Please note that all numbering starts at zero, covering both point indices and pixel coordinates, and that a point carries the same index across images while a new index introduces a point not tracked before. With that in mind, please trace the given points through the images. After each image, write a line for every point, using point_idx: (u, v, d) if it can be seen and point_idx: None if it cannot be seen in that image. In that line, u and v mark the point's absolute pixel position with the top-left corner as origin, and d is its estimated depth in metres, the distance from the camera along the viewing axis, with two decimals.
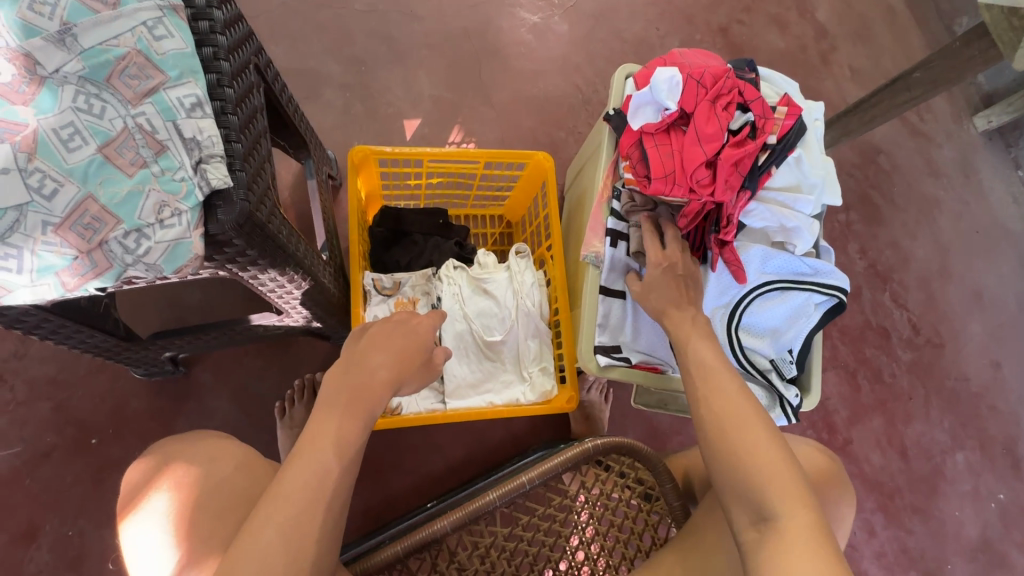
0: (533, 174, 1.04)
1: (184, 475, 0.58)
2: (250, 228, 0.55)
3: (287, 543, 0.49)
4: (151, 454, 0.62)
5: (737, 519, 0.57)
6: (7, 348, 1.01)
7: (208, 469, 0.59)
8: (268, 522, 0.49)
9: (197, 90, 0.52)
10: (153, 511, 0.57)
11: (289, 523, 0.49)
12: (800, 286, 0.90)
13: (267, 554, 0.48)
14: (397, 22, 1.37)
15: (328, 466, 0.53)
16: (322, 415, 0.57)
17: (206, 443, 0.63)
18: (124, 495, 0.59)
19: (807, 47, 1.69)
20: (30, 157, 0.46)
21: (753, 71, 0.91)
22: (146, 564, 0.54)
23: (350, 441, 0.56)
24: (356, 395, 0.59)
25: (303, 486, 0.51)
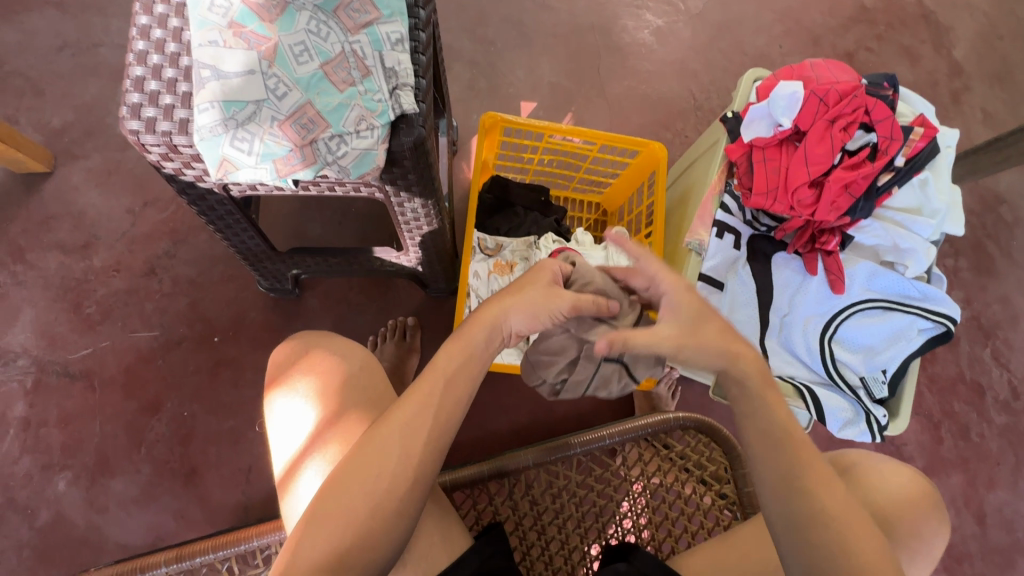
0: (645, 162, 1.08)
1: (315, 364, 0.70)
2: (419, 152, 0.63)
3: (403, 447, 0.55)
4: (294, 339, 0.74)
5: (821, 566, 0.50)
6: (161, 246, 1.16)
7: (341, 364, 0.69)
8: (391, 425, 0.56)
9: (401, 29, 0.60)
10: (299, 386, 0.69)
11: (407, 429, 0.55)
12: (905, 308, 0.89)
13: (384, 446, 0.55)
14: (530, 10, 1.46)
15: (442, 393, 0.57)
16: (448, 347, 0.60)
17: (335, 341, 0.73)
18: (273, 369, 0.72)
19: (937, 83, 1.62)
20: (270, 64, 0.56)
21: (892, 87, 0.89)
22: (279, 430, 0.68)
23: (469, 378, 0.59)
24: (469, 345, 0.60)
25: (421, 408, 0.56)
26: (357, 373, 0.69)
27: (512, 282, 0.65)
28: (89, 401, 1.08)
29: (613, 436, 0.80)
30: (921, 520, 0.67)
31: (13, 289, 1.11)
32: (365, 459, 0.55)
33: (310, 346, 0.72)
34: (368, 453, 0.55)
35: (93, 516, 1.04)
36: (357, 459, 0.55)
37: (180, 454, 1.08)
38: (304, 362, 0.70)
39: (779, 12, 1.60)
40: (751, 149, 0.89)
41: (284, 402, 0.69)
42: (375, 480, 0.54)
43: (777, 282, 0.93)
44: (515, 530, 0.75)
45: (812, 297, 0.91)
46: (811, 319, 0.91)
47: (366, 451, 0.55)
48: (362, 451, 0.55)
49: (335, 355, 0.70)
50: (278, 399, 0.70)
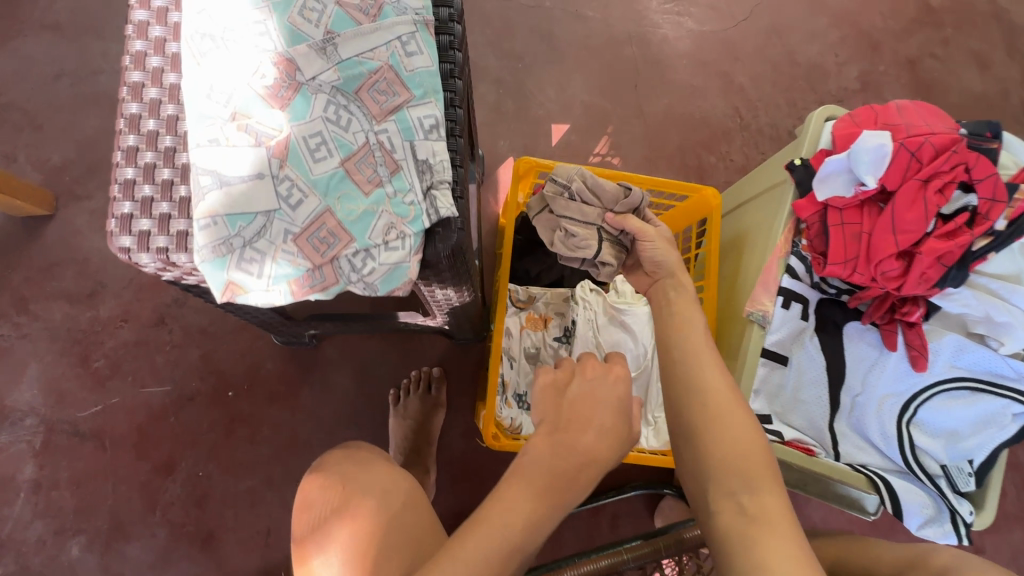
0: (694, 207, 0.98)
1: (353, 507, 0.60)
2: (456, 254, 0.54)
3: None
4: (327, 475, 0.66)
5: (714, 501, 0.51)
6: (170, 293, 1.09)
7: (384, 505, 0.60)
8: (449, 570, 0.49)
9: (436, 111, 0.50)
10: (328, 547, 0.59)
11: None
12: (997, 390, 0.78)
13: None
14: (560, 20, 1.33)
15: (512, 544, 0.50)
16: (512, 485, 0.52)
17: (377, 474, 0.64)
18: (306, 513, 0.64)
19: (1010, 93, 1.46)
20: (282, 164, 0.47)
21: (996, 137, 0.76)
22: None
23: (539, 529, 0.51)
24: (527, 487, 0.52)
25: (482, 559, 0.49)
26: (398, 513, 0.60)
27: (584, 387, 0.58)
28: (101, 462, 1.03)
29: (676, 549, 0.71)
30: None
31: (17, 342, 1.05)
32: None
33: (349, 482, 0.63)
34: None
35: None
36: None
37: (196, 517, 1.03)
38: (342, 504, 0.61)
39: (834, 16, 1.44)
40: (826, 209, 0.78)
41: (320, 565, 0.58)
42: None
43: (849, 359, 0.83)
44: None
45: (886, 372, 0.81)
46: (885, 398, 0.81)
47: None
48: None
49: (369, 493, 0.61)
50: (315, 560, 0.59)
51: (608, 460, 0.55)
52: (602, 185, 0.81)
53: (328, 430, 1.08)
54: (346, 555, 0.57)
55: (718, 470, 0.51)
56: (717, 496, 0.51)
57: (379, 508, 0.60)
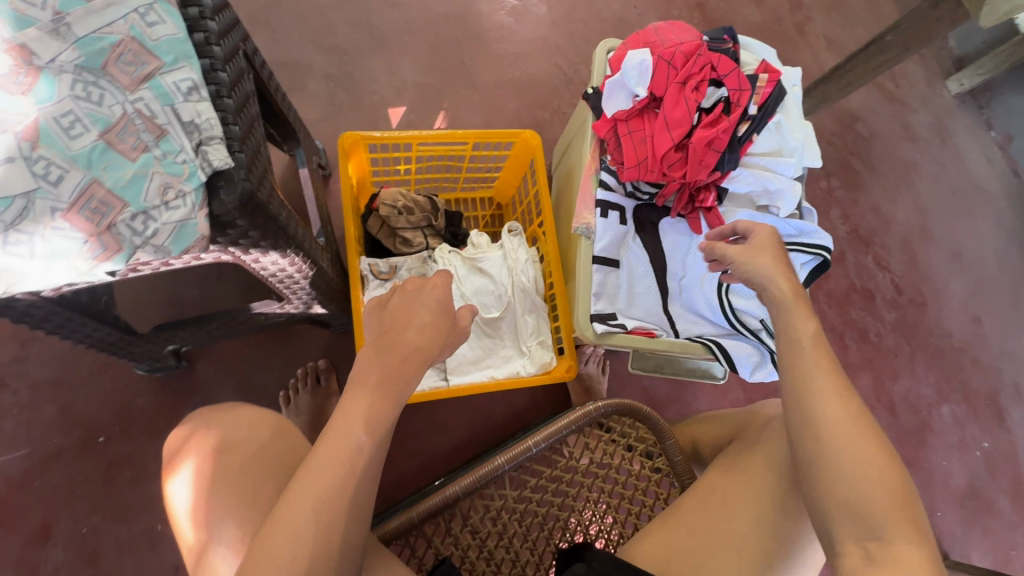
0: (521, 152, 1.06)
1: (215, 443, 0.65)
2: (252, 208, 0.57)
3: (320, 507, 0.52)
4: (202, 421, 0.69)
5: (839, 539, 0.53)
6: (8, 352, 1.01)
7: (250, 436, 0.66)
8: (307, 483, 0.53)
9: (192, 74, 0.53)
10: (189, 475, 0.64)
11: (322, 495, 0.52)
12: (786, 246, 0.92)
13: (298, 513, 0.52)
14: (377, 10, 1.37)
15: (359, 442, 0.56)
16: (352, 397, 0.58)
17: (243, 412, 0.69)
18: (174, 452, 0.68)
19: (782, 19, 1.71)
20: (34, 146, 0.47)
21: (732, 39, 0.91)
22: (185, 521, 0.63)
23: (382, 420, 0.58)
24: (366, 391, 0.59)
25: (336, 466, 0.54)
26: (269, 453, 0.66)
27: (403, 300, 0.68)
28: None
29: (539, 444, 0.77)
30: None
31: None
32: (283, 538, 0.51)
33: (211, 425, 0.67)
34: (284, 518, 0.51)
35: None
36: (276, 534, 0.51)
37: None
38: (201, 444, 0.65)
39: None
40: (615, 123, 0.89)
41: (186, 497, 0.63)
42: (291, 555, 0.50)
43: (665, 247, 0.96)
44: (464, 563, 0.72)
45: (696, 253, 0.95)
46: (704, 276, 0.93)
47: (285, 515, 0.51)
48: (276, 535, 0.51)
49: (240, 437, 0.66)
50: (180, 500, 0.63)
51: (434, 351, 0.65)
52: (397, 196, 1.07)
53: None
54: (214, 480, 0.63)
55: (824, 496, 0.54)
56: (838, 529, 0.54)
57: (251, 440, 0.66)
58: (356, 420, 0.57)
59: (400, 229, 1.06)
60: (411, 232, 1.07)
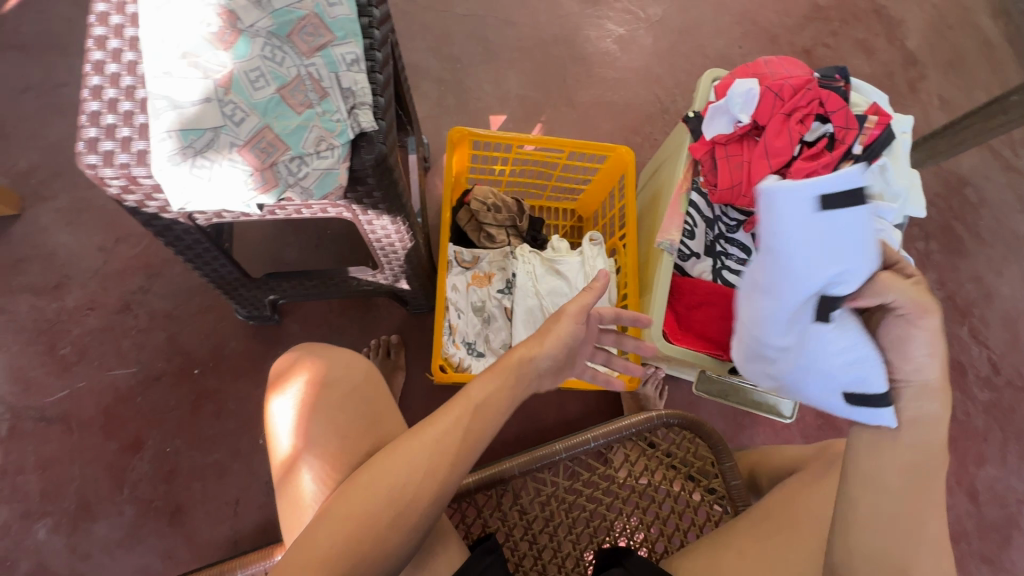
0: (613, 167, 1.10)
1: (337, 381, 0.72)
2: (383, 169, 0.64)
3: (433, 456, 0.55)
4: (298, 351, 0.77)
5: None
6: (136, 281, 1.15)
7: (361, 380, 0.73)
8: (419, 452, 0.55)
9: (356, 50, 0.61)
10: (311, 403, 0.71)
11: (435, 449, 0.55)
12: None
13: (412, 459, 0.55)
14: (493, 26, 1.49)
15: (479, 413, 0.57)
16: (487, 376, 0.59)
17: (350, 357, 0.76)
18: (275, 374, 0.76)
19: (894, 73, 1.66)
20: (227, 91, 0.57)
21: (844, 78, 0.92)
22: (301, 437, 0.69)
23: (502, 399, 0.58)
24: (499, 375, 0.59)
25: (453, 422, 0.56)
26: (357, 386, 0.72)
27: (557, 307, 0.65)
28: (68, 445, 1.06)
29: (598, 439, 0.80)
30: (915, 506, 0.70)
31: None
32: (393, 475, 0.54)
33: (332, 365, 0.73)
34: (386, 471, 0.55)
35: (77, 563, 1.01)
36: (388, 465, 0.55)
37: (164, 492, 1.06)
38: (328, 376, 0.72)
39: (737, 14, 1.63)
40: (714, 146, 0.91)
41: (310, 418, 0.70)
42: (398, 490, 0.54)
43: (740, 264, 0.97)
44: (506, 542, 0.73)
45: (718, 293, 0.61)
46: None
47: (399, 454, 0.55)
48: (390, 471, 0.54)
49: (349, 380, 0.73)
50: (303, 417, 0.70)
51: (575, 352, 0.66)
52: (490, 192, 1.11)
53: None
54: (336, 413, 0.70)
55: None
56: None
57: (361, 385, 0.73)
58: (473, 413, 0.56)
59: (487, 225, 1.11)
60: (495, 228, 1.11)
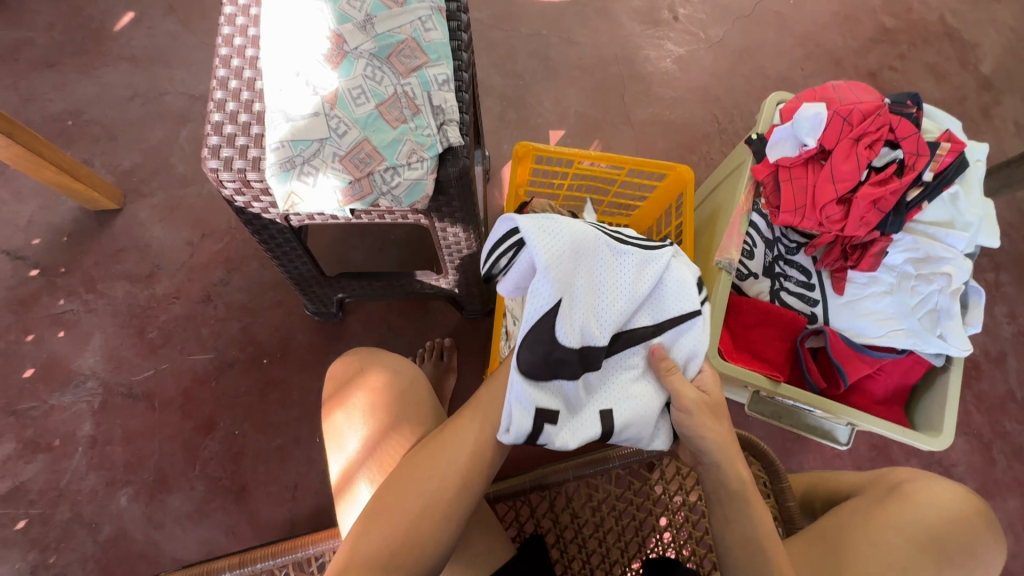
0: (672, 185, 1.11)
1: (377, 385, 0.78)
2: (464, 181, 0.68)
3: (466, 450, 0.61)
4: (347, 360, 0.82)
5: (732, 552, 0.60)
6: (217, 274, 1.25)
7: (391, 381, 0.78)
8: (448, 449, 0.61)
9: (447, 71, 0.67)
10: (355, 411, 0.77)
11: (464, 441, 0.62)
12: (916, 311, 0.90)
13: (449, 455, 0.61)
14: (556, 45, 1.54)
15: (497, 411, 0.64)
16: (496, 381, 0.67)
17: (388, 361, 0.81)
18: (327, 389, 0.82)
19: (966, 98, 1.60)
20: (332, 106, 0.63)
21: (916, 105, 0.91)
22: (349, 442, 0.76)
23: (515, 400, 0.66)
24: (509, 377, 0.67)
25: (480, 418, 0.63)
26: (405, 396, 0.77)
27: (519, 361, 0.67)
28: (150, 421, 1.15)
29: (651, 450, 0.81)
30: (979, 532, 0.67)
31: (84, 316, 1.21)
32: (430, 468, 0.60)
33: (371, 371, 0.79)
34: (421, 472, 0.60)
35: (151, 531, 1.10)
36: (428, 466, 0.60)
37: (231, 471, 1.14)
38: (367, 381, 0.78)
39: (800, 36, 1.63)
40: (777, 168, 0.92)
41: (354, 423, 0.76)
42: (437, 481, 0.59)
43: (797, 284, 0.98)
44: (557, 542, 0.76)
45: (613, 304, 0.64)
46: (623, 257, 0.67)
47: (437, 451, 0.62)
48: (427, 466, 0.60)
49: (388, 382, 0.78)
50: (348, 424, 0.77)
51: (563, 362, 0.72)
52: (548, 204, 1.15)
53: None
54: (377, 415, 0.75)
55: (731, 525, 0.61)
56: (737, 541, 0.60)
57: (394, 385, 0.78)
58: (487, 415, 0.63)
59: None
60: None
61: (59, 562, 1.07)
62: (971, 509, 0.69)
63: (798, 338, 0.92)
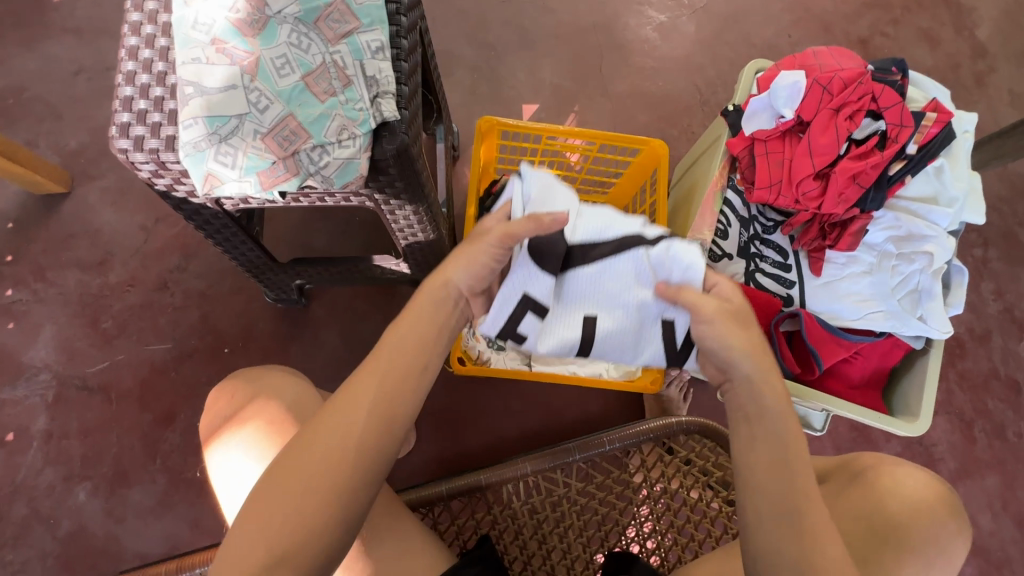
0: (646, 161, 1.06)
1: (271, 408, 0.67)
2: (404, 160, 0.63)
3: (343, 439, 0.49)
4: (228, 387, 0.69)
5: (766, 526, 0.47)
6: (173, 261, 1.19)
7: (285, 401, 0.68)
8: (321, 443, 0.49)
9: (381, 37, 0.60)
10: (244, 442, 0.66)
11: (343, 428, 0.49)
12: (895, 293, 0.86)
13: (323, 445, 0.49)
14: (530, 13, 1.45)
15: (390, 386, 0.51)
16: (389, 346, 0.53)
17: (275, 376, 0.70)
18: (204, 423, 0.69)
19: (960, 66, 1.53)
20: (252, 78, 0.57)
21: (901, 72, 0.86)
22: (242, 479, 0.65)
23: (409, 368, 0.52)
24: (404, 339, 0.53)
25: (365, 395, 0.50)
26: (309, 420, 0.67)
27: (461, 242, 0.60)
28: (107, 414, 1.12)
29: (613, 443, 0.79)
30: (942, 520, 0.64)
31: (34, 306, 1.15)
32: (301, 467, 0.48)
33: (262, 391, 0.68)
34: (290, 471, 0.48)
35: (112, 525, 1.07)
36: (298, 462, 0.48)
37: (194, 464, 1.10)
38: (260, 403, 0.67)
39: (788, 0, 1.54)
40: (753, 141, 0.87)
41: (246, 458, 0.65)
42: (310, 482, 0.48)
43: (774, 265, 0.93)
44: (515, 539, 0.73)
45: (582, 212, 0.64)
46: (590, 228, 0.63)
47: (308, 444, 0.49)
48: (295, 466, 0.48)
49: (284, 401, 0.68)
50: (236, 459, 0.65)
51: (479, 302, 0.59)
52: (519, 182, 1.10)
53: (317, 384, 1.16)
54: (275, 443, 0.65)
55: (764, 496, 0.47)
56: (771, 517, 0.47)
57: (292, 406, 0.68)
58: (372, 396, 0.50)
59: None
60: None
61: (18, 558, 1.04)
62: (935, 497, 0.66)
63: (772, 321, 0.87)
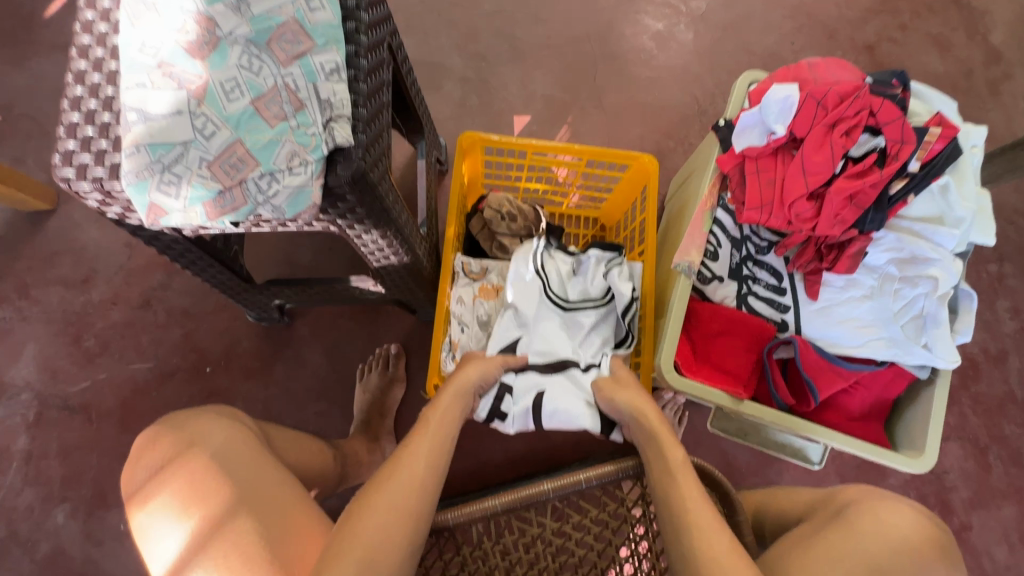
0: (636, 176, 1.02)
1: (201, 456, 0.64)
2: (362, 186, 0.60)
3: (391, 514, 0.56)
4: (159, 436, 0.66)
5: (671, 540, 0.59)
6: (156, 278, 1.18)
7: (218, 445, 0.65)
8: (374, 517, 0.56)
9: (337, 57, 0.57)
10: (173, 493, 0.62)
11: (394, 504, 0.57)
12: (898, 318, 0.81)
13: (379, 520, 0.56)
14: (522, 23, 1.42)
15: (424, 475, 0.60)
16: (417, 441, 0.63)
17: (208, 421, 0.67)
18: (130, 476, 0.65)
19: (973, 72, 1.47)
20: (199, 103, 0.54)
21: (902, 84, 0.81)
22: (169, 534, 0.61)
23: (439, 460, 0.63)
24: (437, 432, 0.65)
25: (408, 479, 0.59)
26: (245, 466, 0.64)
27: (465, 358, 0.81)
28: (87, 434, 1.10)
29: (591, 480, 0.74)
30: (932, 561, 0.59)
31: (17, 324, 1.15)
32: (358, 543, 0.54)
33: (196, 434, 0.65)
34: (348, 546, 0.54)
35: (90, 549, 1.05)
36: (353, 536, 0.55)
37: None
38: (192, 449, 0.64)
39: (791, 7, 1.49)
40: (744, 159, 0.83)
41: (174, 511, 0.61)
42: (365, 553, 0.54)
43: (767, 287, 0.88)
44: None
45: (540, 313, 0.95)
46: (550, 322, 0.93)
47: (360, 525, 0.55)
48: (353, 539, 0.54)
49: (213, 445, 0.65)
50: (167, 510, 0.62)
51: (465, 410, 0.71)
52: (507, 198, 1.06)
53: (299, 405, 1.13)
54: (204, 492, 0.61)
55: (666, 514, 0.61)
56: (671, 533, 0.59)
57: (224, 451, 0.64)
58: (421, 473, 0.60)
59: (500, 236, 1.04)
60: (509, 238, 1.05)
61: None
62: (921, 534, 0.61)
63: (765, 348, 0.83)
